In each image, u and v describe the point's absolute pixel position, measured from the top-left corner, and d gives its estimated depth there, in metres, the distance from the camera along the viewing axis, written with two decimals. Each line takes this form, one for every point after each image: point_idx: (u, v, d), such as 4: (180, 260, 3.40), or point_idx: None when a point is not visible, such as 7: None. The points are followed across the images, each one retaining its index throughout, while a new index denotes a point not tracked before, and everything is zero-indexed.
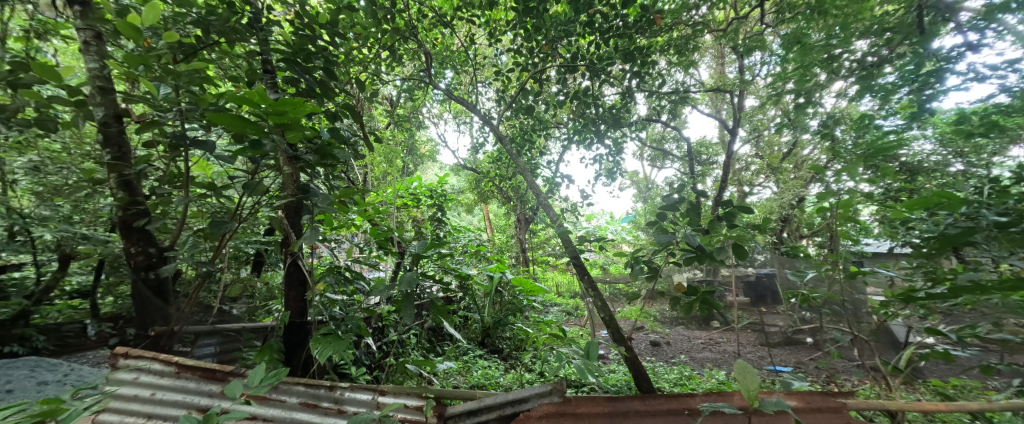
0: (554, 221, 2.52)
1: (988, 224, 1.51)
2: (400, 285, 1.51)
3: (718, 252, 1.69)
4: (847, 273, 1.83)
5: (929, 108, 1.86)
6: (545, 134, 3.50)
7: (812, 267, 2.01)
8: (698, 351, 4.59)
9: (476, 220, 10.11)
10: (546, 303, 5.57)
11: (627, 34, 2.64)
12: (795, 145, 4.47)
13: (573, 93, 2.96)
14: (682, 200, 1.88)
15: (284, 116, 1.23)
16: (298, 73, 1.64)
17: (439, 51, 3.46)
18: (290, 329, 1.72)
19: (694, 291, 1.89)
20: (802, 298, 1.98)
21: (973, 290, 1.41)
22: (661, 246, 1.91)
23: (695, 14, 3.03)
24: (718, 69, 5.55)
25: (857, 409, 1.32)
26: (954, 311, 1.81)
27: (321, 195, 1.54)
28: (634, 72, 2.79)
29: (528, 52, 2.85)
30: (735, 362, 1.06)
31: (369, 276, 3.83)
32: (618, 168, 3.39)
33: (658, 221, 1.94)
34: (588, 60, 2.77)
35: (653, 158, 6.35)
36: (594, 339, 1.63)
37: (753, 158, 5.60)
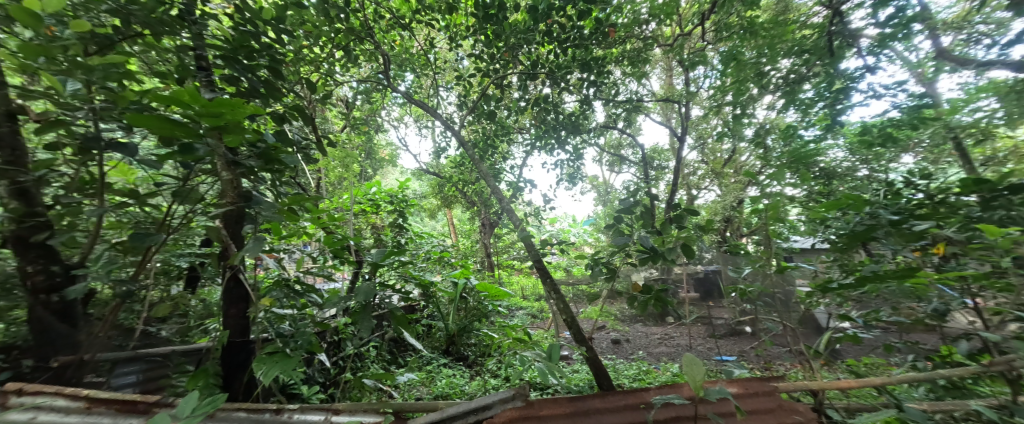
0: (516, 225, 2.55)
1: (885, 221, 1.77)
2: (356, 296, 1.45)
3: (669, 252, 1.79)
4: (779, 268, 2.01)
5: (840, 120, 2.10)
6: (507, 139, 3.52)
7: (749, 264, 2.18)
8: (654, 346, 4.81)
9: (439, 224, 9.94)
10: (510, 306, 5.60)
11: (583, 44, 2.75)
12: (735, 152, 4.87)
13: (535, 99, 3.00)
14: (637, 203, 1.97)
15: (219, 117, 1.15)
16: (237, 71, 1.54)
17: (398, 53, 3.41)
18: (229, 350, 1.60)
19: (649, 290, 1.97)
20: (742, 292, 2.14)
21: (873, 278, 1.62)
22: (619, 247, 1.98)
23: (647, 29, 3.24)
24: (667, 80, 5.93)
25: (787, 391, 1.45)
26: (863, 298, 2.00)
27: (266, 203, 1.46)
28: (591, 81, 2.90)
29: (490, 58, 2.88)
30: (684, 356, 1.13)
31: (321, 289, 3.64)
32: (578, 173, 3.51)
33: (616, 223, 2.01)
34: (549, 68, 2.84)
35: (610, 163, 6.62)
36: (555, 341, 1.67)
37: (699, 164, 6.04)
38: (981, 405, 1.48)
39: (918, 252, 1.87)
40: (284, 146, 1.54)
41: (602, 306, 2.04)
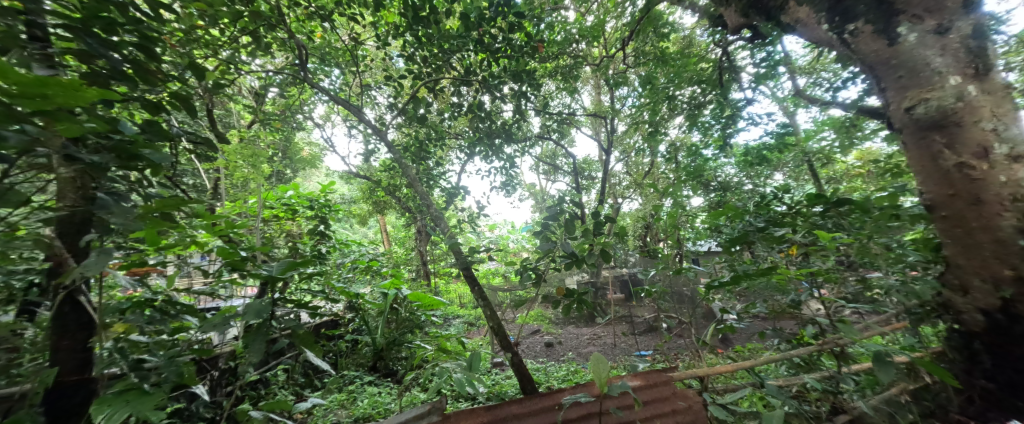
0: (444, 232, 2.50)
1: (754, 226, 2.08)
2: (244, 315, 1.20)
3: (590, 256, 1.83)
4: (678, 270, 2.24)
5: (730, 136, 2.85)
6: (442, 144, 3.48)
7: (659, 267, 2.37)
8: (584, 347, 5.05)
9: (372, 231, 9.52)
10: (446, 315, 5.52)
11: (516, 56, 2.84)
12: (655, 165, 5.37)
13: (470, 107, 3.01)
14: (563, 210, 2.00)
15: (45, 102, 0.75)
16: (92, 45, 0.99)
17: (323, 48, 3.23)
18: (52, 396, 1.06)
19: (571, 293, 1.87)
20: (648, 292, 2.30)
21: (744, 277, 1.88)
22: (544, 253, 1.96)
23: (575, 47, 3.45)
24: (596, 96, 6.38)
25: (680, 379, 1.61)
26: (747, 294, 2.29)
27: (119, 208, 1.02)
28: (524, 92, 3.00)
29: (422, 61, 2.83)
30: (593, 356, 1.29)
31: (211, 306, 3.26)
32: (512, 181, 3.59)
33: (543, 229, 2.00)
34: (482, 77, 2.86)
35: (546, 172, 6.91)
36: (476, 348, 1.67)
37: (625, 175, 6.54)
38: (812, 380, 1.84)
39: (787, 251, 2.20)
40: (155, 138, 1.14)
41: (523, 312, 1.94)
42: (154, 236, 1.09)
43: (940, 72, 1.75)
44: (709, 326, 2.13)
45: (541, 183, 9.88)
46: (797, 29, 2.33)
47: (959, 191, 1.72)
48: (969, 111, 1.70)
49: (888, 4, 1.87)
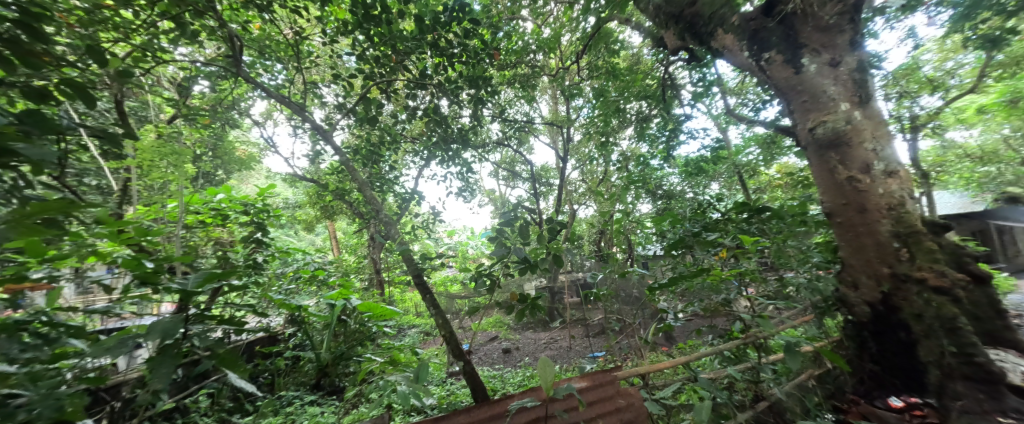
0: (395, 239, 2.42)
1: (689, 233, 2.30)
2: (149, 336, 0.81)
3: (544, 262, 1.76)
4: (626, 274, 2.32)
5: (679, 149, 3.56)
6: (396, 148, 3.38)
7: (609, 272, 2.44)
8: (541, 351, 5.11)
9: (321, 238, 9.03)
10: (400, 325, 5.33)
11: (471, 62, 2.86)
12: (608, 173, 5.60)
13: (425, 111, 2.95)
14: (518, 216, 1.84)
15: None
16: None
17: (263, 42, 3.13)
18: None
19: (524, 299, 1.72)
20: (597, 296, 2.36)
21: (684, 277, 1.99)
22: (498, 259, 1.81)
23: (531, 57, 3.54)
24: (554, 106, 6.56)
25: (624, 377, 1.67)
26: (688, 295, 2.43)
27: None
28: (480, 97, 3.01)
29: (374, 61, 2.74)
30: (541, 360, 1.32)
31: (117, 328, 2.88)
32: (469, 186, 3.58)
33: (496, 236, 1.82)
34: (438, 81, 2.83)
35: (505, 179, 6.97)
36: (423, 359, 1.42)
37: (581, 182, 6.76)
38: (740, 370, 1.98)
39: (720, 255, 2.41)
40: (35, 132, 0.84)
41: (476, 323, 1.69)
42: (35, 249, 0.83)
43: (834, 99, 2.30)
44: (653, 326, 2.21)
45: (498, 189, 10.00)
46: (726, 55, 2.77)
47: (850, 200, 2.26)
48: (854, 133, 2.26)
49: (795, 41, 2.43)
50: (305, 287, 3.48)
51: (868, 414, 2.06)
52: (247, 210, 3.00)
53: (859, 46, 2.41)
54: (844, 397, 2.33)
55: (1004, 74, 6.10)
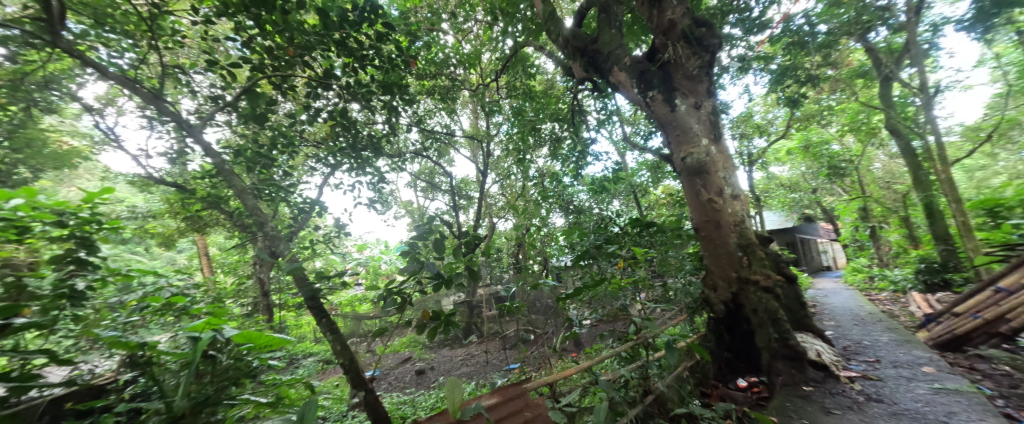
0: (285, 253, 2.14)
1: (591, 246, 2.50)
2: None
3: (457, 277, 1.68)
4: (536, 286, 2.38)
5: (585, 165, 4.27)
6: (296, 151, 3.04)
7: (520, 285, 2.47)
8: (457, 368, 5.00)
9: (193, 253, 7.63)
10: (297, 350, 4.76)
11: (383, 66, 2.71)
12: (526, 188, 5.85)
13: (333, 115, 2.71)
14: (433, 230, 1.74)
15: None
16: None
17: (104, 10, 2.55)
18: None
19: (436, 316, 1.63)
20: (511, 309, 2.39)
21: (589, 288, 2.11)
22: (409, 276, 1.67)
23: (451, 70, 3.59)
24: (475, 120, 6.65)
25: (533, 390, 1.68)
26: (592, 304, 2.57)
27: None
28: (395, 103, 2.88)
29: (268, 53, 2.41)
30: (447, 381, 1.27)
31: None
32: (382, 197, 3.38)
33: (411, 251, 1.71)
34: (347, 83, 2.62)
35: (423, 191, 6.81)
36: (313, 396, 1.12)
37: (501, 196, 6.91)
38: (631, 372, 2.16)
39: (619, 264, 2.65)
40: None
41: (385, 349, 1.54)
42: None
43: (698, 135, 2.98)
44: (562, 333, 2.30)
45: (416, 202, 9.81)
46: (624, 91, 3.37)
47: (709, 217, 2.93)
48: (711, 164, 2.95)
49: (670, 88, 3.09)
50: (155, 319, 1.79)
51: (724, 396, 2.64)
52: (62, 221, 1.53)
53: (716, 98, 3.16)
54: (706, 383, 2.82)
55: (801, 124, 8.04)
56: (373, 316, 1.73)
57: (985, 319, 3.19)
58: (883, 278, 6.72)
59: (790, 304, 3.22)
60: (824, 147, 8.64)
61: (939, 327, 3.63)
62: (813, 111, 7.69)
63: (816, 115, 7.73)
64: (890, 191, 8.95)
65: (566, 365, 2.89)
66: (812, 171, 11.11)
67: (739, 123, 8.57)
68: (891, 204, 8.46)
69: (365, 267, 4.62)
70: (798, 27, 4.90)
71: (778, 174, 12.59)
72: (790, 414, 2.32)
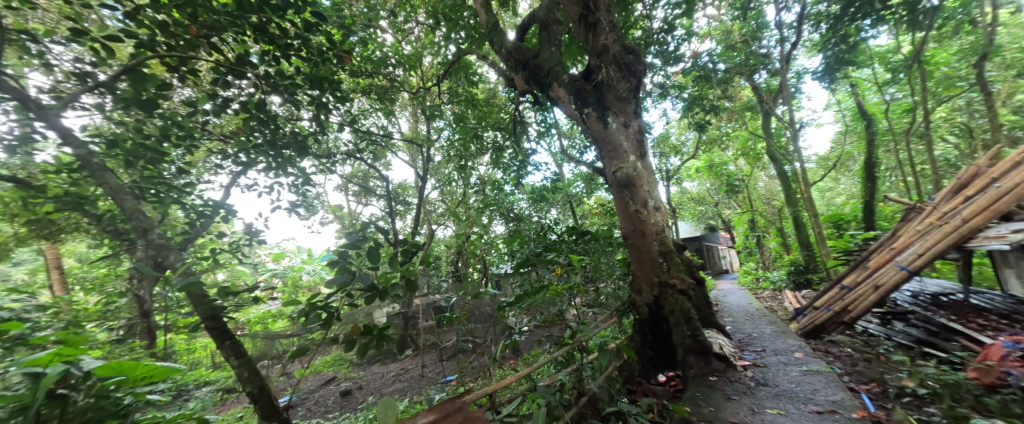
0: (176, 265, 1.81)
1: (530, 253, 2.52)
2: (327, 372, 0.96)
3: (393, 289, 1.57)
4: (475, 295, 2.33)
5: (521, 173, 4.61)
6: (203, 147, 2.66)
7: (459, 294, 2.39)
8: (388, 386, 4.71)
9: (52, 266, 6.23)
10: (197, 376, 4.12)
11: (314, 60, 2.52)
12: (464, 195, 5.85)
13: (249, 107, 2.39)
14: (366, 237, 1.61)
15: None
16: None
17: None
18: None
19: (368, 331, 1.51)
20: (450, 319, 2.30)
21: (528, 296, 2.12)
22: (337, 288, 1.51)
23: (389, 71, 3.46)
24: (413, 124, 6.49)
25: (472, 403, 1.62)
26: (529, 310, 2.59)
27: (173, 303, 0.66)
28: (328, 100, 2.69)
29: (165, 32, 2.04)
30: (381, 399, 1.19)
31: None
32: (309, 201, 3.12)
33: (340, 261, 1.55)
34: (270, 75, 2.36)
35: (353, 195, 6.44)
36: None
37: (440, 202, 6.80)
38: (566, 377, 2.21)
39: (557, 271, 2.71)
40: None
41: (306, 366, 1.41)
42: None
43: (627, 150, 3.19)
44: (501, 341, 2.27)
45: (345, 207, 9.24)
46: (562, 105, 3.50)
47: (636, 226, 3.13)
48: (638, 178, 3.16)
49: (603, 105, 3.28)
50: None
51: (648, 392, 2.82)
52: None
53: (642, 119, 3.44)
54: (633, 380, 2.94)
55: (706, 146, 9.15)
56: (291, 334, 1.54)
57: (834, 311, 3.89)
58: (767, 279, 7.90)
59: (703, 306, 3.55)
60: (724, 167, 9.88)
61: (805, 318, 4.34)
62: (716, 135, 8.76)
63: (719, 139, 8.82)
64: (773, 206, 10.56)
65: (505, 374, 2.85)
66: (715, 187, 12.61)
67: (659, 141, 9.41)
68: (771, 216, 10.05)
69: (283, 279, 4.18)
70: (703, 63, 5.88)
71: (690, 189, 14.07)
72: (705, 407, 2.54)
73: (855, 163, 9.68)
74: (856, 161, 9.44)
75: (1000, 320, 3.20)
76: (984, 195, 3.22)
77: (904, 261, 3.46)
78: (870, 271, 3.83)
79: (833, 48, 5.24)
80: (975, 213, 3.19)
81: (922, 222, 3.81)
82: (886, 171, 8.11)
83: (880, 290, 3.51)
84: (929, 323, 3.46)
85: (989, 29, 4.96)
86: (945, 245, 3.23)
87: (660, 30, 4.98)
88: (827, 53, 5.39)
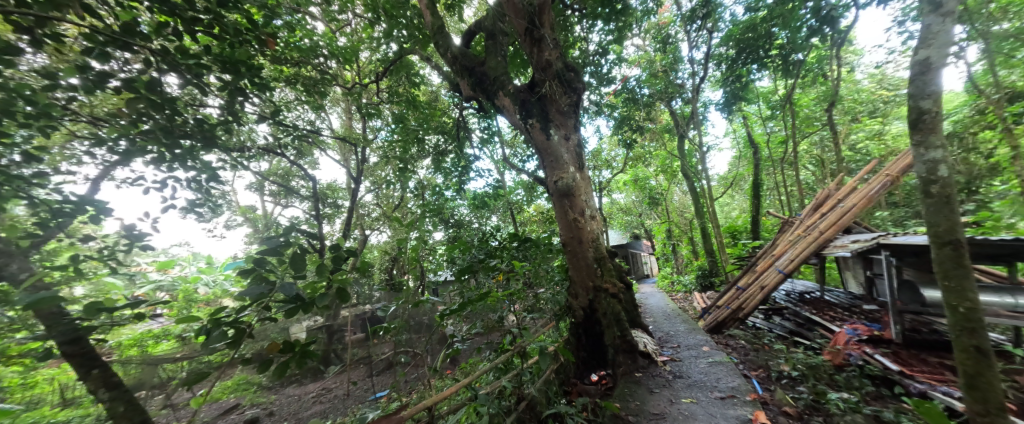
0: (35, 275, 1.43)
1: (472, 260, 2.47)
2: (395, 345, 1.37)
3: (322, 300, 1.42)
4: (415, 303, 2.21)
5: (463, 178, 4.55)
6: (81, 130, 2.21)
7: (396, 303, 2.25)
8: (308, 408, 4.28)
9: None
10: None
11: (235, 44, 2.25)
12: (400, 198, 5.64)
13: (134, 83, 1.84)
14: (290, 244, 1.43)
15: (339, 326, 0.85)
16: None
17: None
18: None
19: (290, 347, 1.35)
20: (388, 329, 2.14)
21: (469, 303, 2.06)
22: (252, 302, 1.30)
23: (323, 64, 3.23)
24: (345, 122, 6.12)
25: (409, 418, 1.53)
26: (469, 317, 2.53)
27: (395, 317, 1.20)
28: (250, 88, 2.41)
29: None
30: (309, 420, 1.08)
31: None
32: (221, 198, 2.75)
33: (255, 270, 1.35)
34: (171, 51, 1.99)
35: (272, 195, 5.83)
36: None
37: (374, 206, 6.47)
38: (507, 384, 2.19)
39: (497, 277, 2.69)
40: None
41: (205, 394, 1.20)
42: None
43: (566, 161, 3.29)
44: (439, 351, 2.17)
45: (261, 208, 8.35)
46: (506, 113, 3.54)
47: (573, 234, 3.23)
48: (576, 188, 3.28)
49: (546, 116, 3.37)
50: None
51: (583, 392, 2.91)
52: None
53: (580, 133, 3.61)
54: (568, 381, 2.99)
55: (633, 162, 9.87)
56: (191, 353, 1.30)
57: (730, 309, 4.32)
58: (679, 283, 8.75)
59: (632, 310, 3.77)
60: (647, 181, 10.75)
61: (710, 316, 4.78)
62: (641, 152, 9.52)
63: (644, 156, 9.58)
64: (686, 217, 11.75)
65: (445, 385, 2.73)
66: (639, 200, 13.68)
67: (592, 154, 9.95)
68: (684, 227, 11.17)
69: None
70: (631, 87, 6.45)
71: (618, 200, 15.06)
72: (635, 405, 2.68)
73: (745, 182, 11.31)
74: (746, 182, 10.98)
75: (846, 312, 3.94)
76: (835, 213, 3.95)
77: (781, 265, 3.97)
78: (757, 274, 4.36)
79: (730, 86, 5.93)
80: (827, 227, 3.86)
81: (794, 234, 4.51)
82: (770, 191, 9.53)
83: (764, 290, 3.94)
84: (798, 316, 4.17)
85: (835, 81, 5.56)
86: (809, 252, 3.77)
87: (596, 52, 5.30)
88: (725, 89, 6.15)
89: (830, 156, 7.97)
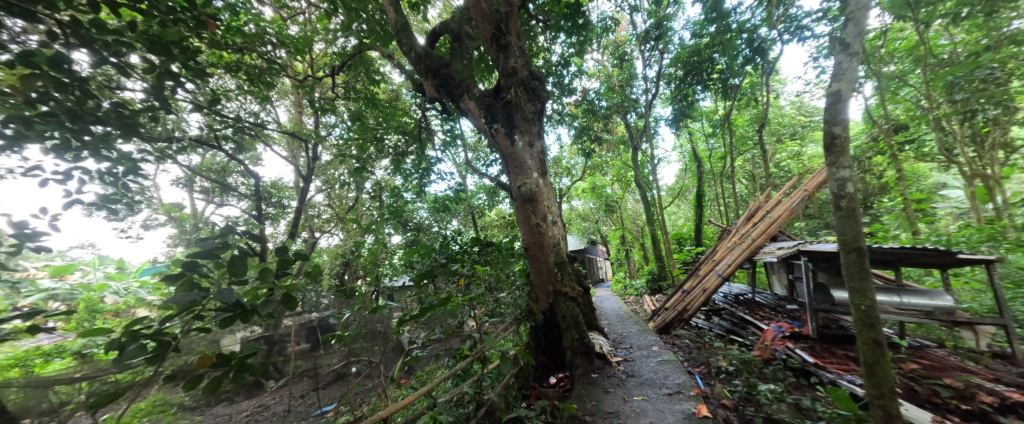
0: None
1: (432, 265, 2.40)
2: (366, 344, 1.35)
3: (265, 307, 1.30)
4: (370, 310, 2.10)
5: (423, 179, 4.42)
6: None
7: (350, 310, 2.12)
8: None
9: None
10: None
11: (171, 26, 2.04)
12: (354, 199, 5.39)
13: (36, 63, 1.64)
14: (228, 245, 1.28)
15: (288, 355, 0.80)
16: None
17: None
18: None
19: (227, 359, 1.22)
20: (340, 338, 2.00)
21: (428, 309, 1.99)
22: (181, 309, 1.16)
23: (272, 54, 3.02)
24: (294, 117, 5.77)
25: None
26: (428, 323, 2.45)
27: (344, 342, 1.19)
28: (188, 75, 2.20)
29: None
30: None
31: None
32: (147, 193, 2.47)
33: (186, 274, 1.20)
34: (91, 28, 1.76)
35: (209, 192, 5.33)
36: None
37: (325, 206, 6.14)
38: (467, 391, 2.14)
39: (459, 283, 2.63)
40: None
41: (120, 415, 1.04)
42: None
43: (529, 167, 3.31)
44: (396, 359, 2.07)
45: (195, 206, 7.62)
46: (470, 116, 3.51)
47: (535, 240, 3.25)
48: (539, 194, 3.31)
49: (510, 121, 3.37)
50: None
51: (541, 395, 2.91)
52: None
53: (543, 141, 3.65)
54: (527, 385, 2.98)
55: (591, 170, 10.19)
56: (104, 369, 1.13)
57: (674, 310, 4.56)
58: (631, 287, 9.12)
59: (590, 314, 3.84)
60: (603, 189, 11.12)
61: (658, 317, 5.02)
62: (598, 161, 9.86)
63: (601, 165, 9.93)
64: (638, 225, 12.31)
65: (401, 394, 2.62)
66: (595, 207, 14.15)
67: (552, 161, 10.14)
68: (637, 234, 11.69)
69: None
70: (590, 98, 6.69)
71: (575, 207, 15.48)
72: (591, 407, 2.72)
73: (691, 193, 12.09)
74: (692, 193, 11.75)
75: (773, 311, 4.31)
76: (764, 222, 4.32)
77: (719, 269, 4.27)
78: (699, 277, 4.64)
79: (677, 103, 6.39)
80: (758, 235, 4.21)
81: (731, 240, 4.87)
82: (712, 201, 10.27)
83: (705, 292, 4.19)
84: (733, 316, 4.49)
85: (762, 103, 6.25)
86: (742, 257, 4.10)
87: (559, 63, 5.43)
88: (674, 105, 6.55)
89: (762, 171, 8.76)
